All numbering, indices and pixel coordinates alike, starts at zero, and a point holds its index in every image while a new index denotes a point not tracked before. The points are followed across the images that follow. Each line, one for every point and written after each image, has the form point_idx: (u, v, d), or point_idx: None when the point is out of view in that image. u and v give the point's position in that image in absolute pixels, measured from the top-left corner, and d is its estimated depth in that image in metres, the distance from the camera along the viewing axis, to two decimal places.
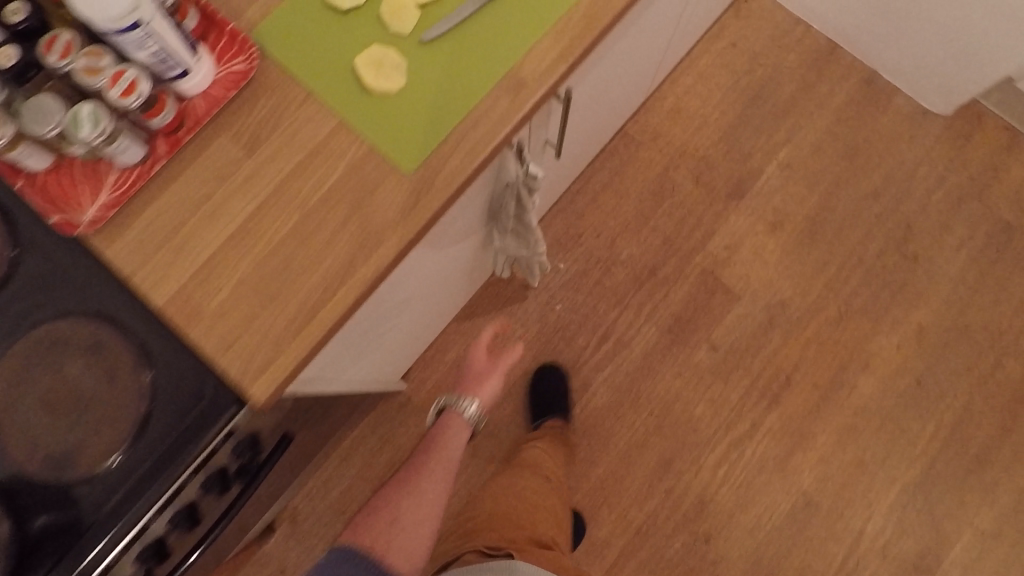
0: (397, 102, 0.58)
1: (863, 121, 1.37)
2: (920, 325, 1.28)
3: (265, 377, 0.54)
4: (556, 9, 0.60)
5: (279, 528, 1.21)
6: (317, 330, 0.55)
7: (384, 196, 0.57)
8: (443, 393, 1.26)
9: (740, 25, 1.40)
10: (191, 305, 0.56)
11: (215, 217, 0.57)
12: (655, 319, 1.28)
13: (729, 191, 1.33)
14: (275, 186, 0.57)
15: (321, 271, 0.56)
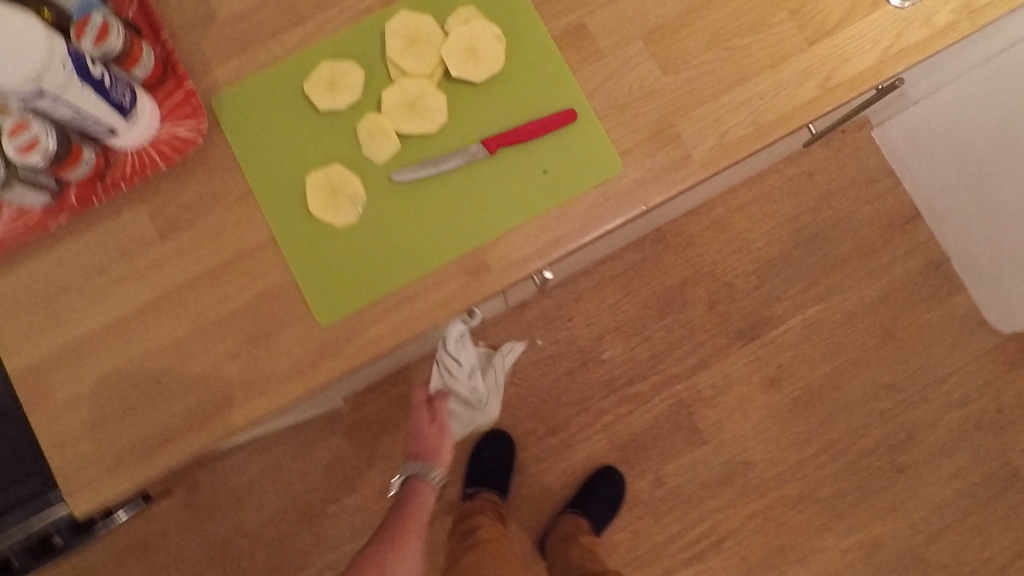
0: (339, 240, 0.50)
1: (911, 307, 1.24)
2: (875, 539, 1.19)
3: (93, 492, 0.49)
4: (554, 197, 0.51)
5: (174, 493, 1.20)
6: (164, 462, 0.49)
7: (285, 341, 0.50)
8: (375, 426, 1.21)
9: (824, 158, 1.26)
10: (44, 385, 0.50)
11: (101, 297, 0.50)
12: (611, 431, 1.21)
13: (740, 329, 1.23)
14: (175, 285, 0.50)
15: (192, 398, 0.50)
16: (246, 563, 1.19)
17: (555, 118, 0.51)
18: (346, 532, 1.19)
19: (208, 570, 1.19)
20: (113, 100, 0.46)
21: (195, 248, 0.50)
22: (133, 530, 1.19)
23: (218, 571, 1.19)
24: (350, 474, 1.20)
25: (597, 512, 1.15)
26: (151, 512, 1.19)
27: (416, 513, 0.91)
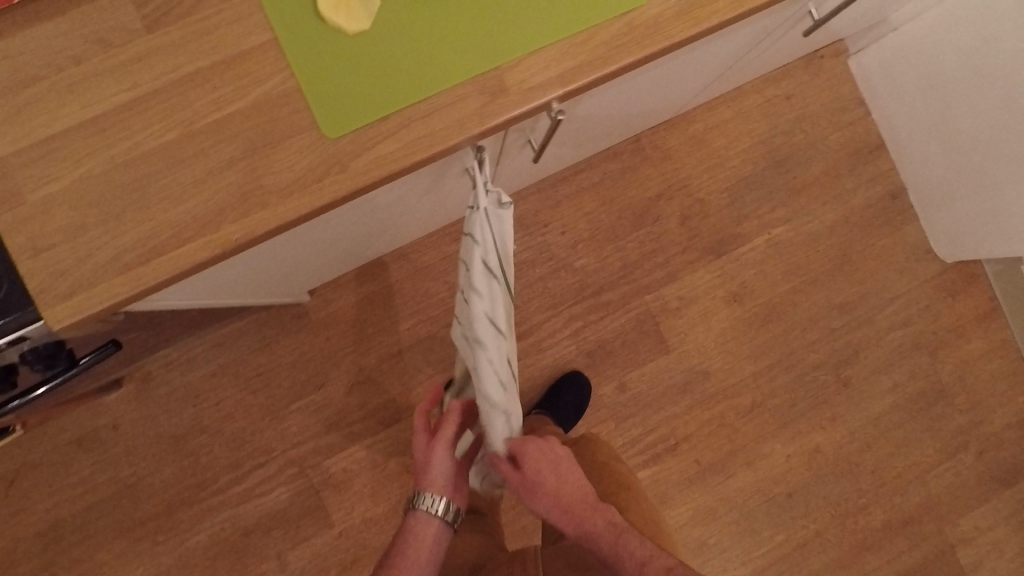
0: (352, 48, 0.47)
1: (868, 232, 1.30)
2: (817, 445, 1.28)
3: (72, 304, 0.46)
4: (579, 19, 0.49)
5: (126, 385, 1.14)
6: (151, 276, 0.46)
7: (288, 152, 0.47)
8: (344, 323, 1.18)
9: (803, 81, 1.28)
10: (14, 184, 0.46)
11: (76, 94, 0.46)
12: (580, 338, 1.23)
13: (710, 244, 1.26)
14: (165, 84, 0.46)
15: (180, 209, 0.46)
16: (204, 459, 1.16)
17: None
18: (311, 427, 1.17)
19: (162, 465, 1.15)
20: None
21: (188, 44, 0.47)
22: (80, 423, 1.14)
23: (174, 466, 1.15)
24: (316, 371, 1.18)
25: (563, 408, 1.16)
26: (101, 404, 1.14)
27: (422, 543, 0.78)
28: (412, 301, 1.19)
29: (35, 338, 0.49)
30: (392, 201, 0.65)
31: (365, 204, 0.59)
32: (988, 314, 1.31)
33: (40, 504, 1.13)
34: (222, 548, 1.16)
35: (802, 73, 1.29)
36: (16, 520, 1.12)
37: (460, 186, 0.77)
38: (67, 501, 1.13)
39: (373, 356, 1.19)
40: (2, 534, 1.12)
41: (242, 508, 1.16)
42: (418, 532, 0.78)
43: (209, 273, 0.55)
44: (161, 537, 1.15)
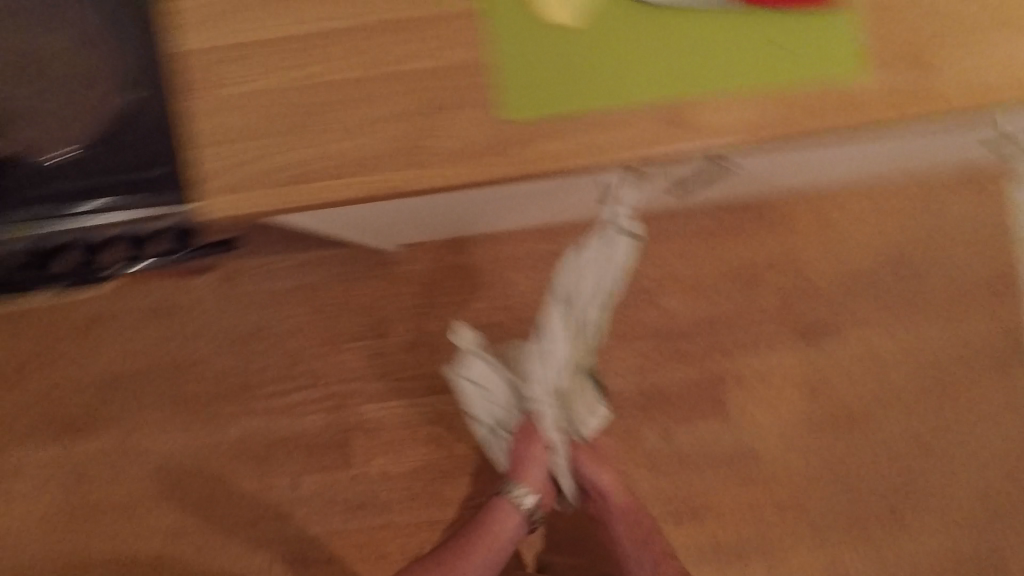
0: (549, 43, 0.48)
1: (975, 371, 1.20)
2: (848, 570, 1.19)
3: (225, 198, 0.48)
4: (771, 76, 0.49)
5: (215, 274, 1.21)
6: (299, 196, 0.48)
7: (460, 122, 0.47)
8: (423, 283, 1.21)
9: (952, 196, 1.21)
10: (211, 76, 0.49)
11: (291, 12, 0.49)
12: (642, 376, 1.20)
13: (802, 328, 1.20)
14: (370, 26, 0.48)
15: (345, 143, 0.48)
16: (260, 363, 1.21)
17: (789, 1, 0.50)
18: (362, 369, 1.21)
19: (222, 356, 1.21)
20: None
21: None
22: (166, 293, 1.22)
23: (231, 360, 1.21)
24: (384, 319, 1.21)
25: None
26: (188, 283, 1.21)
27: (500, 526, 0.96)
28: (494, 285, 1.20)
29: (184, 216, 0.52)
30: (522, 194, 0.69)
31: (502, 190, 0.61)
32: None
33: (110, 353, 1.21)
34: (248, 449, 1.21)
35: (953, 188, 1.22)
36: (85, 359, 1.21)
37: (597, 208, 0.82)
38: (133, 357, 1.22)
39: (440, 323, 1.21)
40: (71, 367, 1.21)
41: (277, 419, 1.21)
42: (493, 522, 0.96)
43: (356, 210, 0.59)
44: (200, 419, 1.21)
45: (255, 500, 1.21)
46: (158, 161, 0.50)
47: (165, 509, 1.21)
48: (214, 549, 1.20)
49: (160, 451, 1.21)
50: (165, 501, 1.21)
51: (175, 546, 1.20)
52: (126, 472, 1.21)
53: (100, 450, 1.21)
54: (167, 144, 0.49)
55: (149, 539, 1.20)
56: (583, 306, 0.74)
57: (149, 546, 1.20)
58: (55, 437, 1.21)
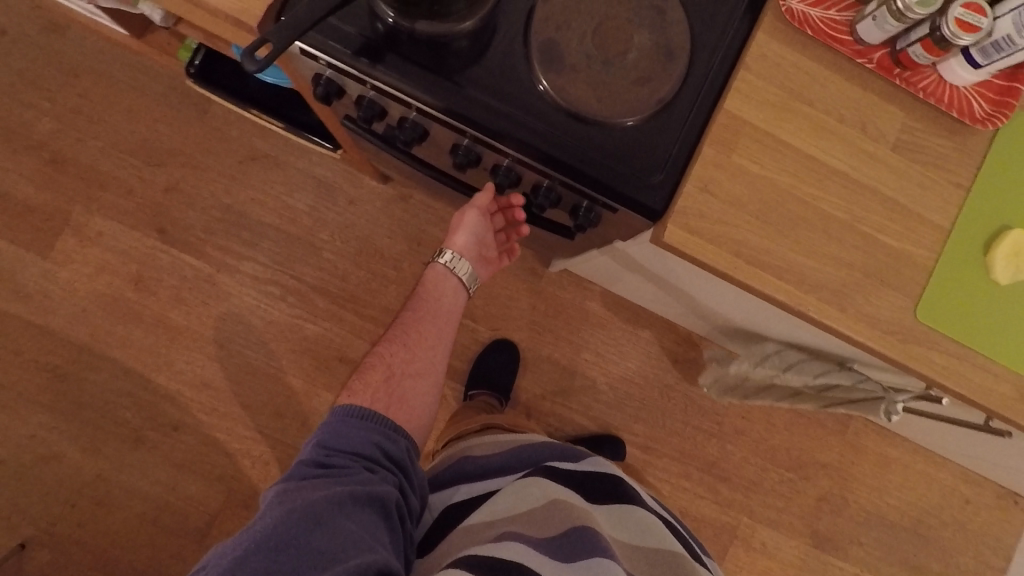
0: (980, 285, 0.57)
1: None
2: None
3: (684, 235, 0.54)
4: None
5: (387, 187, 1.22)
6: (738, 271, 0.55)
7: (882, 297, 0.56)
8: (552, 308, 1.25)
9: (995, 508, 1.30)
10: (732, 140, 0.55)
11: (817, 135, 0.56)
12: (675, 495, 1.26)
13: (819, 535, 1.29)
14: (865, 184, 0.56)
15: (794, 257, 0.55)
16: (374, 283, 1.22)
17: None
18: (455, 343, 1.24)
19: (346, 256, 1.21)
20: (972, 78, 0.55)
21: (901, 180, 0.56)
22: (333, 173, 1.22)
23: (351, 265, 1.21)
24: (500, 315, 1.25)
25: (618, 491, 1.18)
26: (358, 178, 1.22)
27: (440, 302, 0.75)
28: (606, 345, 1.26)
29: (615, 210, 0.60)
30: (788, 328, 0.73)
31: (793, 325, 0.70)
32: None
33: (250, 191, 1.19)
34: (315, 348, 1.20)
35: (998, 501, 1.31)
36: (224, 181, 1.19)
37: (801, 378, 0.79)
38: (266, 206, 1.20)
39: (543, 348, 1.25)
40: (206, 180, 1.19)
41: (356, 340, 1.21)
42: (449, 291, 0.76)
43: (707, 278, 0.69)
44: (291, 298, 1.20)
45: (291, 397, 1.19)
46: (650, 172, 0.56)
47: (206, 354, 1.18)
48: (228, 417, 1.17)
49: (236, 303, 1.19)
50: (211, 348, 1.18)
51: (195, 393, 1.17)
52: (194, 299, 1.18)
53: (183, 267, 1.18)
54: (666, 165, 0.57)
55: (175, 373, 1.17)
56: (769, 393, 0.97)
57: (172, 379, 1.17)
58: (149, 230, 1.17)
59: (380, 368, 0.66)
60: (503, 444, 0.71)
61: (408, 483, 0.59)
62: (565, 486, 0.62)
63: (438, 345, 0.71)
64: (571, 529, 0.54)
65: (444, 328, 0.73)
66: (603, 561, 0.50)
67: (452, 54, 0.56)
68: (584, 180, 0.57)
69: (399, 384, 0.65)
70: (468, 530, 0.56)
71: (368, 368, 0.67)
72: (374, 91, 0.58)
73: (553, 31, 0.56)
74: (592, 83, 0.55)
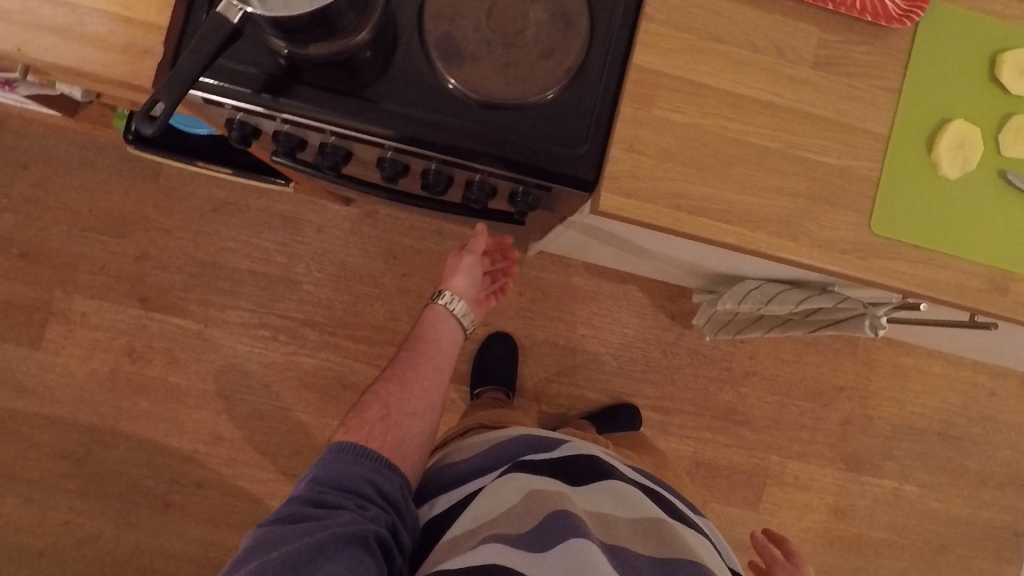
0: (930, 183, 0.55)
1: (978, 549, 1.29)
2: None
3: (619, 201, 0.53)
4: None
5: (354, 210, 1.22)
6: (683, 225, 0.54)
7: (834, 217, 0.55)
8: (539, 292, 1.25)
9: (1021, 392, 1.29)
10: (647, 95, 0.54)
11: (733, 69, 0.55)
12: (699, 448, 1.26)
13: (851, 458, 1.28)
14: (793, 108, 0.55)
15: (736, 197, 0.54)
16: (360, 305, 1.22)
17: None
18: None
19: (326, 285, 1.21)
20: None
21: (829, 97, 0.55)
22: (296, 206, 1.22)
23: (333, 292, 1.22)
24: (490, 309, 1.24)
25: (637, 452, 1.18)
26: (321, 205, 1.22)
27: (439, 340, 0.76)
28: (600, 316, 1.26)
29: (546, 189, 0.59)
30: (759, 265, 0.72)
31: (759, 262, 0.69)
32: None
33: (219, 241, 1.20)
34: (316, 380, 1.21)
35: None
36: (192, 237, 1.20)
37: (770, 310, 0.78)
38: (238, 254, 1.20)
39: (538, 332, 1.25)
40: (175, 240, 1.19)
41: (355, 363, 1.21)
42: (447, 332, 0.77)
43: (652, 236, 0.68)
44: (282, 337, 1.21)
45: (303, 432, 1.20)
46: (574, 143, 0.56)
47: (212, 409, 1.19)
48: (247, 463, 1.19)
49: (230, 353, 1.19)
50: (216, 401, 1.19)
51: (210, 449, 1.18)
52: (189, 358, 1.19)
53: (171, 329, 1.19)
54: (587, 133, 0.56)
55: (187, 433, 1.18)
56: (765, 329, 0.93)
57: (185, 440, 1.18)
58: (131, 300, 1.18)
59: (377, 407, 0.67)
60: (478, 445, 0.71)
61: (400, 521, 0.60)
62: (540, 476, 0.62)
63: (439, 381, 0.72)
64: (547, 519, 0.56)
65: (441, 370, 0.73)
66: (579, 545, 0.53)
67: (357, 71, 0.56)
68: (510, 167, 0.56)
69: (396, 423, 0.65)
70: (450, 542, 0.58)
71: (365, 406, 0.67)
72: (286, 122, 0.58)
73: (446, 26, 0.55)
74: (495, 68, 0.55)
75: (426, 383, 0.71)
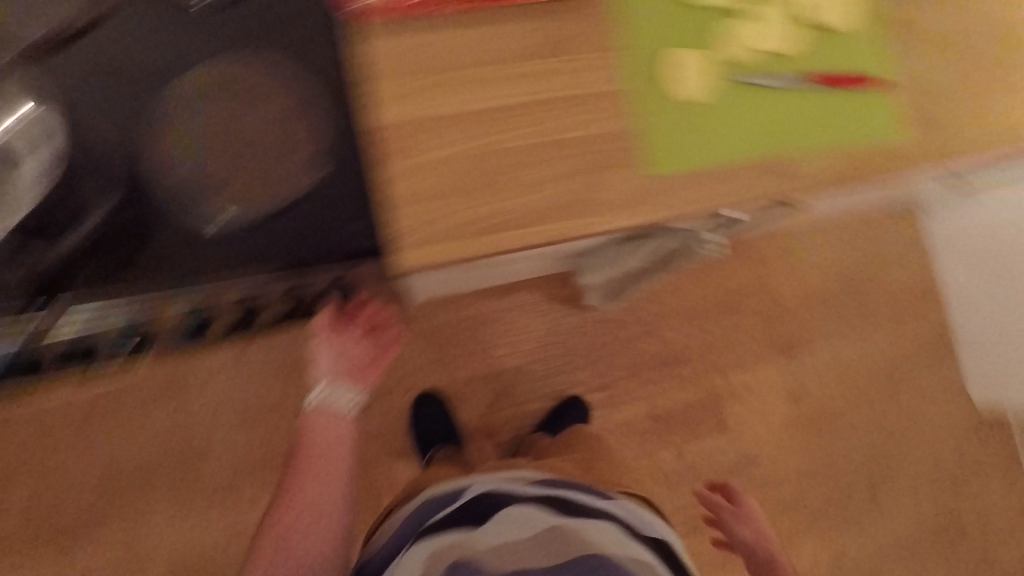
0: (672, 114, 0.60)
1: (916, 367, 1.41)
2: (842, 553, 1.33)
3: (413, 257, 0.54)
4: (839, 138, 0.62)
5: (227, 349, 1.15)
6: (481, 249, 0.55)
7: (609, 180, 0.58)
8: (444, 338, 1.25)
9: (887, 221, 1.42)
10: (394, 150, 0.55)
11: (459, 92, 0.56)
12: (651, 403, 1.30)
13: (781, 345, 1.36)
14: (528, 103, 0.57)
15: (515, 202, 0.56)
16: (279, 435, 1.17)
17: (855, 81, 0.63)
18: (387, 426, 1.22)
19: (238, 432, 1.16)
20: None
21: (555, 79, 0.58)
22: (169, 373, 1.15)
23: (247, 435, 1.16)
24: (405, 376, 1.23)
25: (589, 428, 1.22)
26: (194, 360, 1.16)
27: (326, 439, 0.71)
28: (508, 332, 1.27)
29: (342, 277, 0.60)
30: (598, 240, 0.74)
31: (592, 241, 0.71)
32: (1005, 464, 1.43)
33: (108, 444, 1.13)
34: None
35: (887, 214, 1.42)
36: (79, 453, 1.11)
37: (628, 263, 0.84)
38: (134, 446, 1.13)
39: (460, 374, 1.25)
40: (60, 465, 1.11)
41: None
42: (334, 422, 0.71)
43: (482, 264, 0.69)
44: (218, 502, 1.15)
45: None
46: (345, 227, 0.57)
47: None
48: None
49: (175, 543, 1.13)
50: None
51: None
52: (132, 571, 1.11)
53: (100, 553, 1.11)
54: (352, 212, 0.57)
55: None
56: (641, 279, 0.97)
57: None
58: (45, 545, 1.09)
59: (276, 535, 0.68)
60: None
61: None
62: None
63: (331, 485, 0.69)
64: None
65: (334, 474, 0.70)
66: None
67: (118, 247, 0.56)
68: (298, 274, 0.58)
69: (298, 532, 0.68)
70: None
71: (266, 534, 0.69)
72: (79, 329, 0.59)
73: (184, 171, 0.56)
74: (245, 192, 0.56)
75: (319, 489, 0.69)
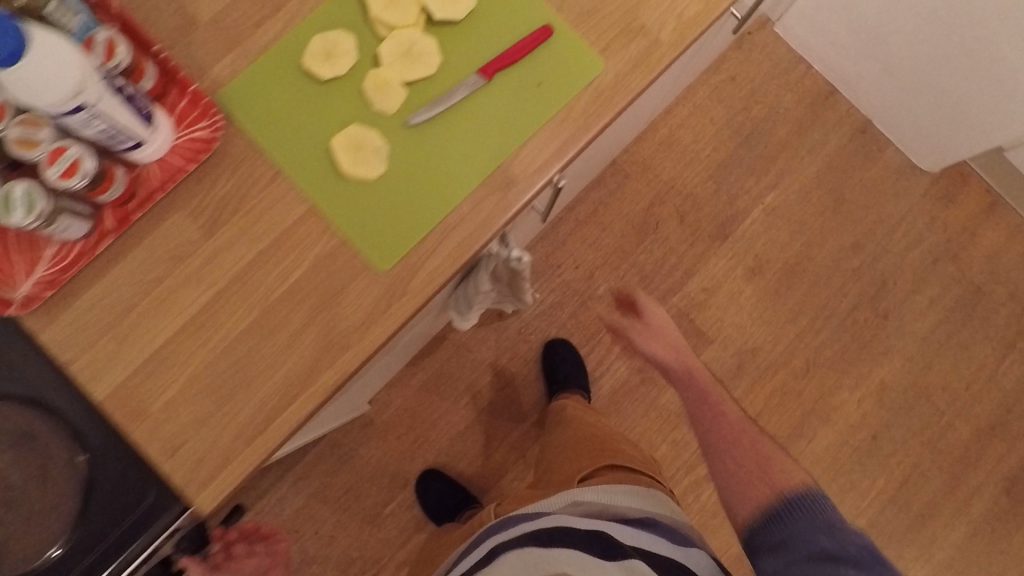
0: (376, 192, 0.54)
1: (851, 171, 1.34)
2: (882, 382, 1.28)
3: (212, 489, 0.51)
4: (553, 102, 0.56)
5: None
6: (271, 440, 0.52)
7: (353, 296, 0.53)
8: (410, 419, 1.23)
9: (741, 59, 1.35)
10: (138, 402, 0.52)
11: (166, 308, 0.53)
12: (627, 357, 1.27)
13: (713, 232, 1.31)
14: (234, 276, 0.53)
15: (278, 376, 0.53)
16: None
17: (536, 36, 0.57)
18: (408, 525, 1.21)
19: None
20: (130, 108, 0.48)
21: (246, 236, 0.54)
22: None
23: None
24: (397, 472, 1.22)
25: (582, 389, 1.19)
26: None
27: None
28: (463, 376, 1.25)
29: (179, 537, 0.54)
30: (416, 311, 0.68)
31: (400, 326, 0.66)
32: (991, 206, 1.34)
33: None
34: None
35: (737, 52, 1.36)
36: None
37: (481, 297, 0.80)
38: None
39: (444, 440, 1.24)
40: None
41: None
42: None
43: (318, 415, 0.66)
44: None
45: None
46: (142, 498, 0.50)
47: None
48: None
49: None
50: None
51: None
52: None
53: None
54: (142, 483, 0.50)
55: None
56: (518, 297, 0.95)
57: None
58: None
59: None
60: None
61: None
62: None
63: None
64: None
65: None
66: None
67: None
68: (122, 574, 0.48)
69: None
70: None
71: None
72: None
73: None
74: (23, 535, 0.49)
75: None
